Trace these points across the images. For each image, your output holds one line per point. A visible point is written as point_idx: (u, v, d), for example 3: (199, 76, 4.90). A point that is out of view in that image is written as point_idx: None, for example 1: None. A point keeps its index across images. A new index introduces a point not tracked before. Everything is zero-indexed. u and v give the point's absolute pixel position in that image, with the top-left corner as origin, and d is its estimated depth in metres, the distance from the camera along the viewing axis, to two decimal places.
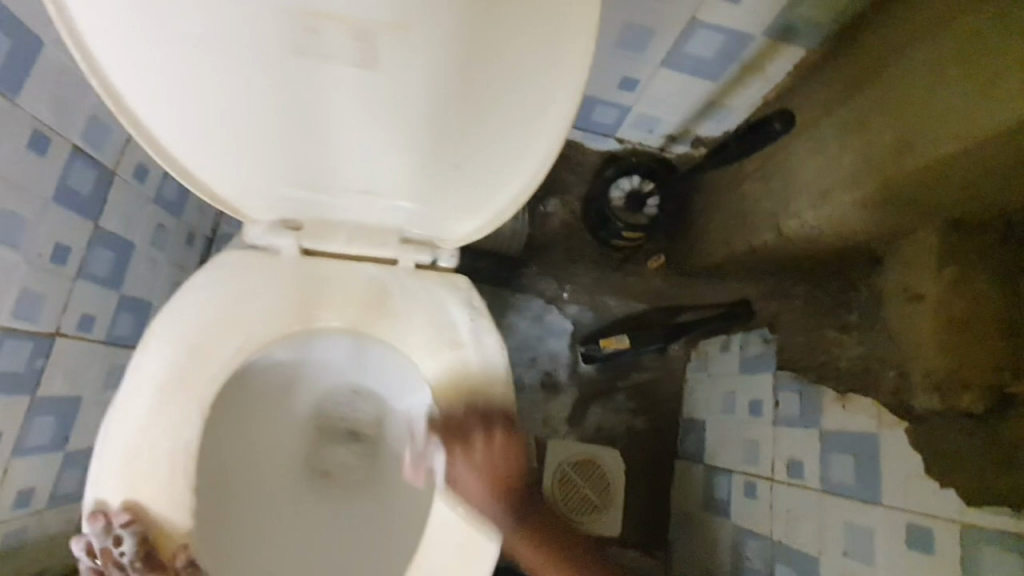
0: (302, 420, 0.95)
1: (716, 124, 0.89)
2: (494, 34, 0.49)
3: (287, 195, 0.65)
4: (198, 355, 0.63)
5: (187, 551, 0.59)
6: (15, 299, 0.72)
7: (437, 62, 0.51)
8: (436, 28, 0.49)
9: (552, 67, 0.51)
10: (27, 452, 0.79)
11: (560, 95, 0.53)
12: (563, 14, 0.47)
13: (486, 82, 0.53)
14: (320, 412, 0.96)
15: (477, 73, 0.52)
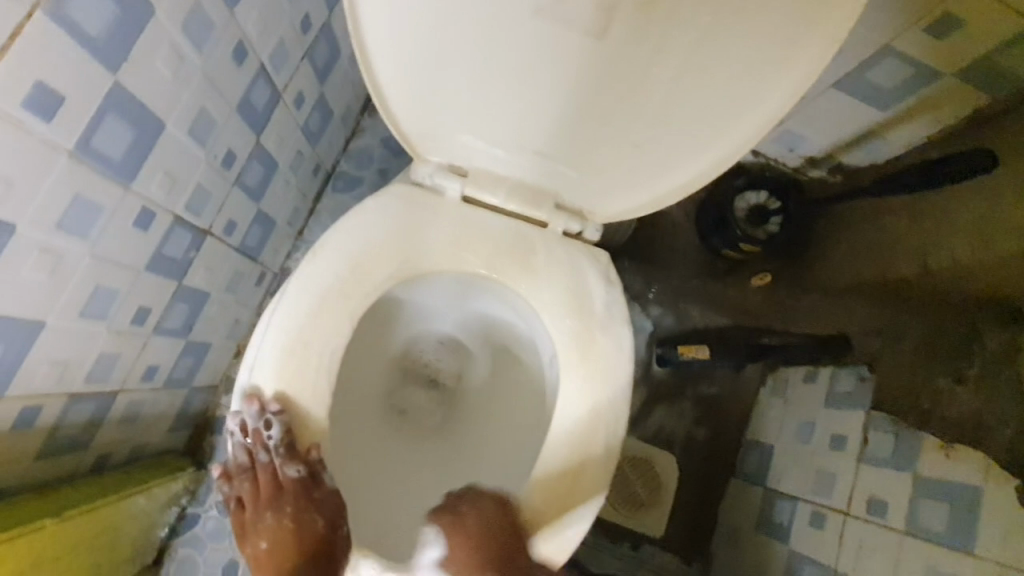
0: (391, 356, 0.98)
1: (865, 154, 0.89)
2: (734, 26, 0.52)
3: (465, 143, 0.69)
4: (359, 275, 0.69)
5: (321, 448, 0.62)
6: (192, 192, 0.78)
7: (668, 44, 0.54)
8: (683, 12, 0.51)
9: (773, 66, 0.55)
10: (164, 333, 0.85)
11: (772, 95, 0.57)
12: (815, 22, 0.51)
13: (705, 70, 0.56)
14: (408, 354, 1.00)
15: (701, 62, 0.55)
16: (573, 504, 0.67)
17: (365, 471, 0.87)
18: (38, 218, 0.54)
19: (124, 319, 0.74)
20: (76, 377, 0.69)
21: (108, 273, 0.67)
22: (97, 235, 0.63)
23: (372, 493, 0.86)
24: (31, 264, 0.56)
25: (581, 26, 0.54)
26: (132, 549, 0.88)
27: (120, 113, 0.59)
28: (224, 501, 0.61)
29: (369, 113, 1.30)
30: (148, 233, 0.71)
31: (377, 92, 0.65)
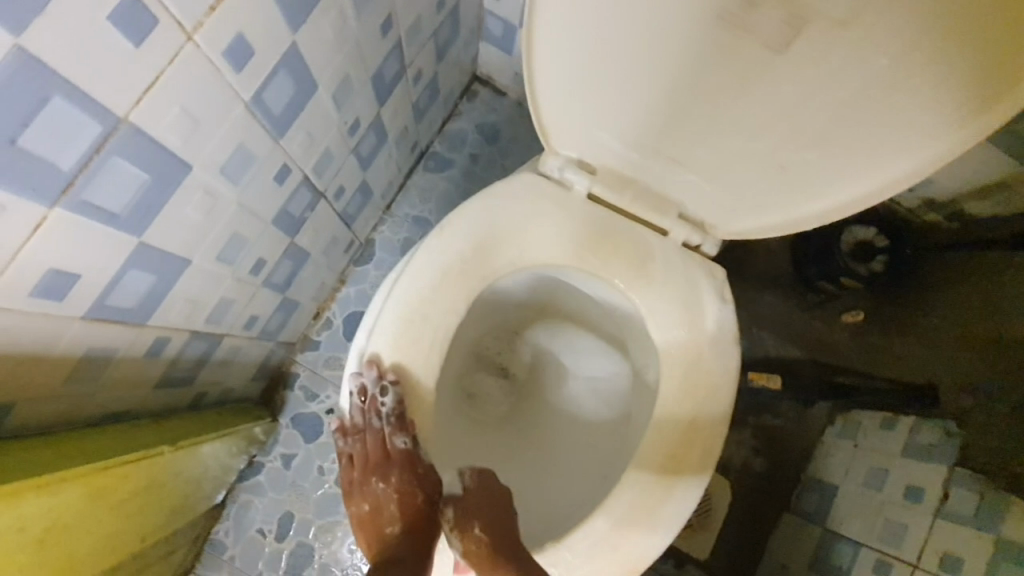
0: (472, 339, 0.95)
1: (990, 205, 0.88)
2: (926, 58, 0.50)
3: (600, 141, 0.70)
4: (481, 257, 0.70)
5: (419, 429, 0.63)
6: (322, 154, 0.80)
7: (846, 64, 0.53)
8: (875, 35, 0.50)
9: (957, 104, 0.53)
10: (270, 284, 0.88)
11: (944, 131, 0.55)
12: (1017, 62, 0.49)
13: (881, 98, 0.54)
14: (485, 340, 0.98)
15: (878, 90, 0.54)
16: (659, 511, 0.67)
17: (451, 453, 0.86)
18: (209, 160, 0.57)
19: (245, 267, 0.77)
20: (199, 317, 0.72)
21: (244, 221, 0.70)
22: (244, 185, 0.65)
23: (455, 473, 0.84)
24: (193, 204, 0.58)
25: (761, 38, 0.53)
26: (201, 495, 0.88)
27: (287, 71, 0.61)
28: (336, 456, 0.62)
29: (468, 97, 1.31)
30: (280, 188, 0.74)
31: (529, 80, 0.67)
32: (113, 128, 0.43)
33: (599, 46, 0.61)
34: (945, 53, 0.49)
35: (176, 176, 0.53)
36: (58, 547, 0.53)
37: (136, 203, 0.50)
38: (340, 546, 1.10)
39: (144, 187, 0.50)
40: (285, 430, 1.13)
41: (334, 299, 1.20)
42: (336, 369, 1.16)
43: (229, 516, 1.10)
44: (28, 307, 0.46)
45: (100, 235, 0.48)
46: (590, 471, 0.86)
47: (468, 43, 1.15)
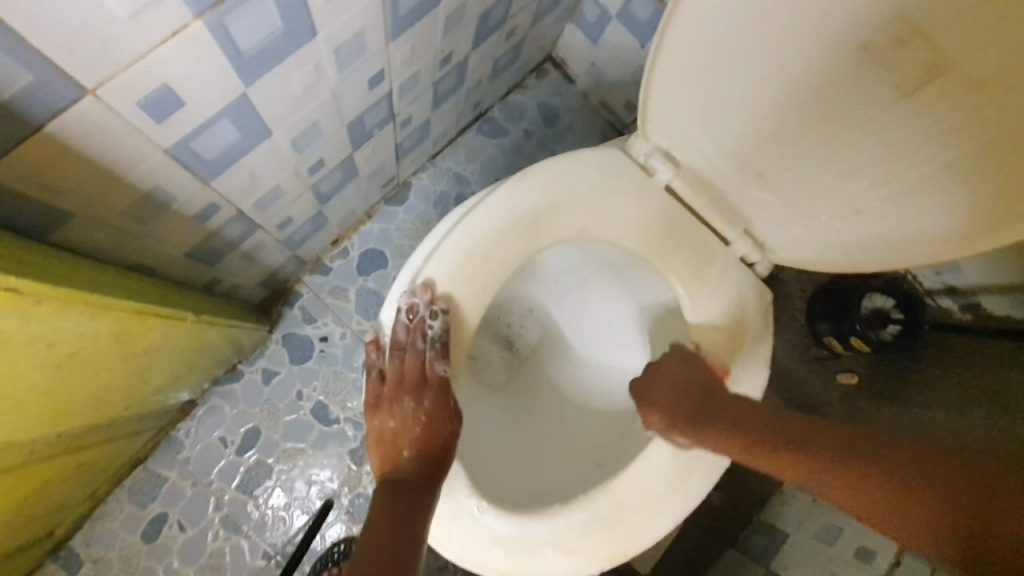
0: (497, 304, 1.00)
1: (1006, 302, 0.90)
2: None
3: (693, 140, 0.71)
4: (553, 214, 0.69)
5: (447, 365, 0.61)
6: (410, 75, 0.78)
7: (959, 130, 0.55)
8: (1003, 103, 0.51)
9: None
10: (315, 191, 0.86)
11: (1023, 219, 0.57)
12: None
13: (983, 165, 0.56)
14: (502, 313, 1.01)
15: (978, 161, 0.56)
16: (659, 505, 0.67)
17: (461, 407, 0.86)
18: (331, 36, 0.55)
19: (308, 162, 0.74)
20: (251, 197, 0.70)
21: (329, 113, 0.67)
22: (347, 75, 0.63)
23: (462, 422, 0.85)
24: (301, 75, 0.56)
25: (893, 78, 0.55)
26: (159, 395, 0.78)
27: None
28: (367, 367, 0.61)
29: (537, 74, 1.31)
30: (369, 94, 0.72)
31: (652, 57, 0.67)
32: None
33: (731, 47, 0.62)
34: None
35: (300, 39, 0.51)
36: (73, 378, 0.51)
37: (259, 49, 0.48)
38: (297, 475, 1.07)
39: (274, 37, 0.48)
40: (274, 345, 1.10)
41: (357, 230, 1.17)
42: (339, 299, 1.13)
43: (195, 416, 1.05)
44: (132, 115, 0.43)
45: (221, 70, 0.46)
46: (590, 451, 0.87)
47: (559, 20, 1.15)
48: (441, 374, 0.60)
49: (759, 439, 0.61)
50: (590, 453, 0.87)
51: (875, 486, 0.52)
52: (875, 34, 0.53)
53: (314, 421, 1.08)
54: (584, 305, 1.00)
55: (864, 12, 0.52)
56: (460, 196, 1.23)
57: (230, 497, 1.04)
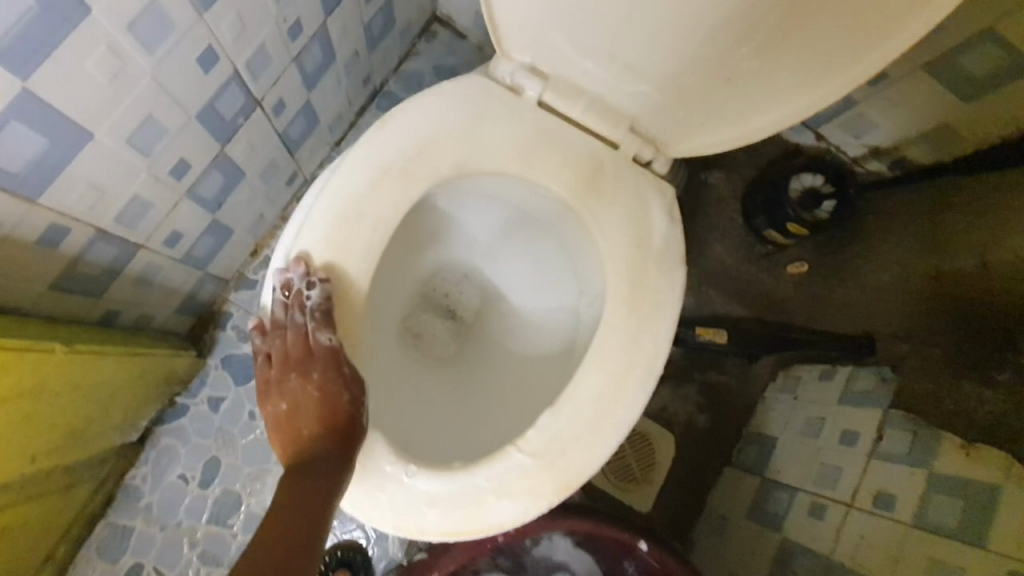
0: (422, 277, 0.96)
1: (929, 149, 0.86)
2: None
3: (551, 44, 0.66)
4: (425, 157, 0.65)
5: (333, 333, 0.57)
6: (254, 52, 0.73)
7: None
8: None
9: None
10: (195, 199, 0.81)
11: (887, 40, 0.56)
12: None
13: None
14: (431, 283, 0.97)
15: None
16: (595, 425, 0.64)
17: (394, 389, 0.82)
18: (110, 10, 0.50)
19: (164, 165, 0.70)
20: (105, 212, 0.65)
21: (161, 104, 0.63)
22: (160, 55, 0.59)
23: (393, 404, 0.80)
24: (94, 61, 0.52)
25: None
26: (79, 440, 0.75)
27: None
28: (253, 354, 0.57)
29: (426, 37, 1.26)
30: (205, 77, 0.67)
31: None
32: None
33: None
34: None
35: (73, 18, 0.48)
36: None
37: (22, 34, 0.45)
38: (271, 495, 1.04)
39: (33, 17, 0.45)
40: (214, 370, 1.06)
41: (275, 236, 1.13)
42: None
43: (148, 460, 1.02)
44: None
45: None
46: (541, 396, 0.84)
47: None
48: (326, 344, 0.56)
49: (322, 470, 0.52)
50: (541, 398, 0.83)
51: None
52: None
53: None
54: (512, 254, 0.94)
55: None
56: None
57: (204, 532, 1.01)
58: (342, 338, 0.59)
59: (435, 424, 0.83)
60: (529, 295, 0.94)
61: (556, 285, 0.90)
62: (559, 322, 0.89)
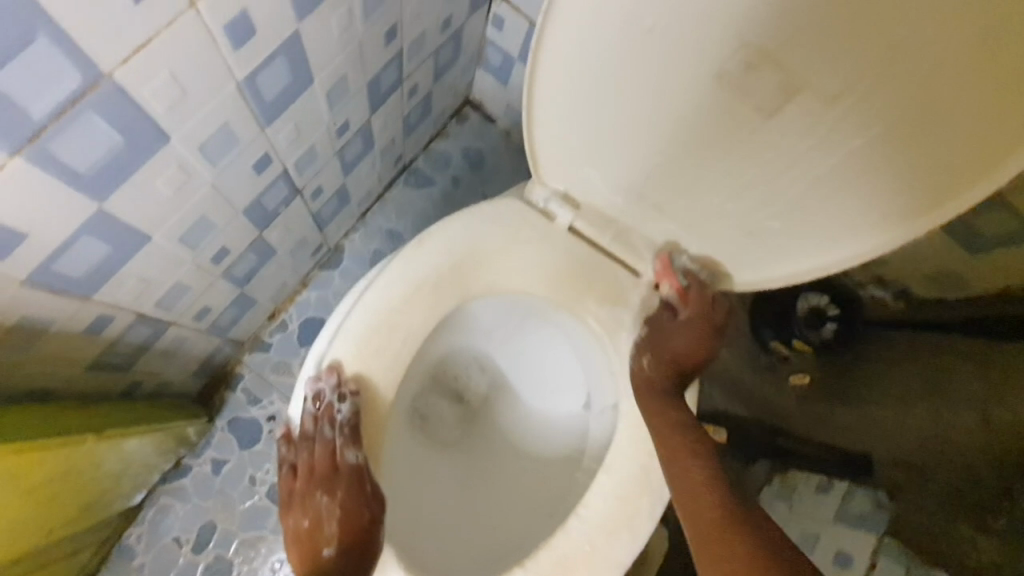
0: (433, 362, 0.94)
1: (931, 288, 0.92)
2: (896, 152, 0.52)
3: (587, 178, 0.71)
4: (459, 274, 0.69)
5: (358, 451, 0.60)
6: (304, 152, 0.78)
7: (827, 146, 0.55)
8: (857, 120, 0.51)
9: (939, 184, 0.53)
10: (228, 277, 0.84)
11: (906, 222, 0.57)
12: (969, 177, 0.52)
13: (857, 175, 0.55)
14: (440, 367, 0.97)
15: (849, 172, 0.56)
16: (603, 551, 0.66)
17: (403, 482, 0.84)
18: (190, 138, 0.54)
19: (207, 253, 0.73)
20: (148, 300, 0.68)
21: (214, 204, 0.66)
22: (223, 167, 0.63)
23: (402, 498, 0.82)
24: (167, 180, 0.55)
25: (753, 101, 0.55)
26: (88, 513, 0.75)
27: (287, 60, 0.59)
28: (279, 463, 0.61)
29: (458, 119, 1.32)
30: (258, 179, 0.72)
31: (529, 104, 0.67)
32: (96, 86, 0.41)
33: (599, 92, 0.62)
34: (931, 140, 0.50)
35: (154, 148, 0.51)
36: None
37: (107, 168, 0.47)
38: (262, 566, 1.03)
39: (117, 151, 0.47)
40: (220, 433, 1.07)
41: (294, 300, 1.15)
42: (283, 374, 1.11)
43: (144, 521, 1.01)
44: None
45: (64, 198, 0.46)
46: (544, 498, 0.86)
47: (466, 67, 1.16)
48: (350, 464, 0.59)
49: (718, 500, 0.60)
50: (544, 501, 0.86)
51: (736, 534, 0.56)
52: (724, 65, 0.53)
53: (271, 505, 1.05)
54: (526, 350, 0.95)
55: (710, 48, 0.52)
56: None
57: None
58: (360, 453, 0.61)
59: (438, 518, 0.85)
60: (540, 391, 0.96)
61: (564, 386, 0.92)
62: (566, 423, 0.91)
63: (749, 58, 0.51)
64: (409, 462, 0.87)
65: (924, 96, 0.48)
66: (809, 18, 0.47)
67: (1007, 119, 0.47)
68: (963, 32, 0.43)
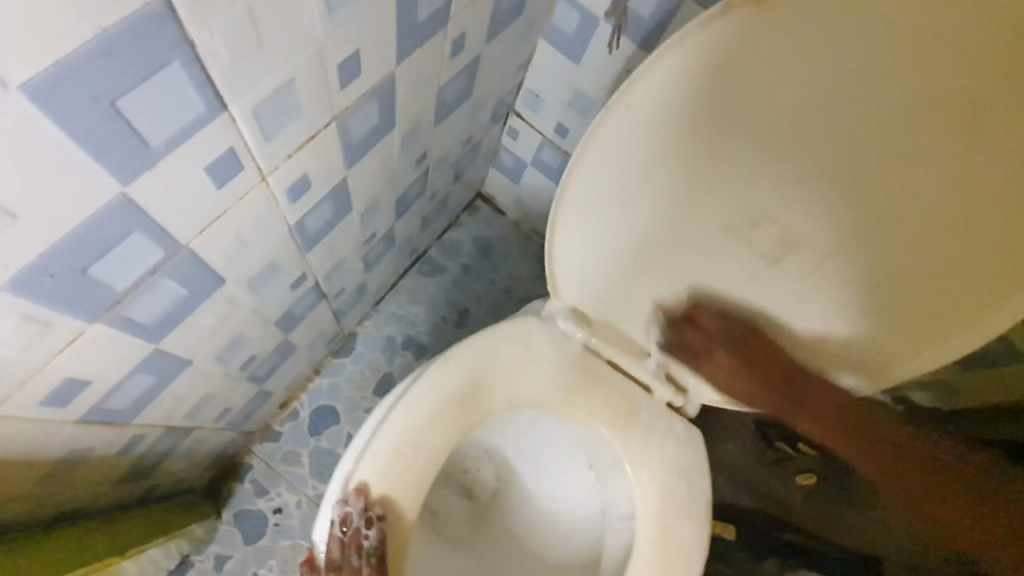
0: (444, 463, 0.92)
1: (930, 396, 0.95)
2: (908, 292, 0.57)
3: (602, 307, 0.73)
4: (480, 394, 0.71)
5: None
6: (334, 264, 0.82)
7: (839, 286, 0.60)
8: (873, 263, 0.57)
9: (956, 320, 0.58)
10: (250, 379, 0.86)
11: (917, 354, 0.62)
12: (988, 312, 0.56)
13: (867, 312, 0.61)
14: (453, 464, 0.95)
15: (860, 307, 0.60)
16: None
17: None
18: (241, 276, 0.58)
19: (237, 364, 0.76)
20: (179, 413, 0.71)
21: (251, 324, 0.70)
22: (264, 293, 0.66)
23: None
24: (213, 313, 0.59)
25: (757, 252, 0.61)
26: None
27: (331, 200, 0.64)
28: None
29: (470, 211, 1.37)
30: (292, 294, 0.75)
31: (550, 238, 0.70)
32: (171, 255, 0.45)
33: (618, 234, 0.67)
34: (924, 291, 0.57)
35: (209, 292, 0.54)
36: None
37: (164, 317, 0.51)
38: None
39: (178, 301, 0.51)
40: (227, 525, 1.07)
41: (306, 389, 1.17)
42: (292, 464, 1.11)
43: None
44: (35, 412, 0.48)
45: (126, 347, 0.50)
46: None
47: (481, 167, 1.23)
48: None
49: (837, 425, 0.66)
50: None
51: (873, 456, 0.65)
52: (731, 219, 0.60)
53: None
54: (540, 447, 0.93)
55: (721, 202, 0.59)
56: (407, 339, 1.25)
57: None
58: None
59: None
60: (552, 493, 0.94)
61: (576, 489, 0.91)
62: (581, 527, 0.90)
63: (749, 214, 0.59)
64: (438, 571, 0.86)
65: (940, 242, 0.54)
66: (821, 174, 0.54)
67: (1014, 270, 0.53)
68: (935, 206, 0.52)
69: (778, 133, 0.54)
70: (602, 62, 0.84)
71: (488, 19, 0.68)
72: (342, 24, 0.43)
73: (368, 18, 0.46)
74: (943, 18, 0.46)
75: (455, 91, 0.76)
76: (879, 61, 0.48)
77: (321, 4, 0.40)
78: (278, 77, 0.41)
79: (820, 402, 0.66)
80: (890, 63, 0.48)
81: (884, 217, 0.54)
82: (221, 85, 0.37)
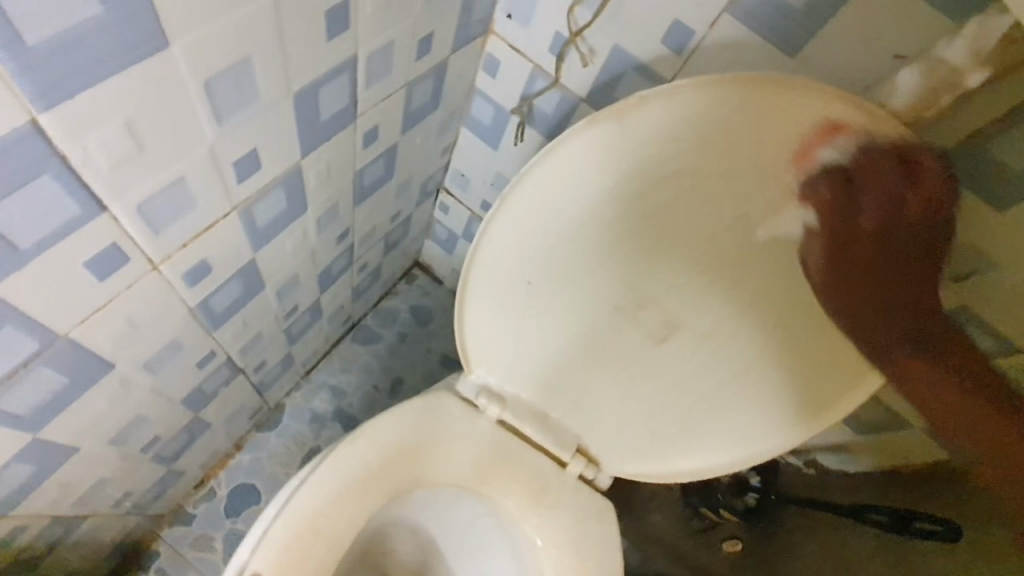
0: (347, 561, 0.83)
1: (837, 460, 0.98)
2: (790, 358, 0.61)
3: (515, 382, 0.74)
4: (390, 475, 0.72)
5: None
6: (249, 340, 0.82)
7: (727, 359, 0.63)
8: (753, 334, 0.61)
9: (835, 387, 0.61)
10: (156, 460, 0.83)
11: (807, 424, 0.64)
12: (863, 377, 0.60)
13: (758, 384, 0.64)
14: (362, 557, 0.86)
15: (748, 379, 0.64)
16: None
17: None
18: (136, 358, 0.58)
19: (137, 446, 0.73)
20: (65, 500, 0.67)
21: (153, 404, 0.68)
22: (165, 373, 0.66)
23: None
24: (104, 397, 0.58)
25: (646, 329, 0.65)
26: None
27: (239, 281, 0.66)
28: None
29: (406, 279, 1.39)
30: (200, 371, 0.74)
31: (460, 322, 0.71)
32: (49, 342, 0.45)
33: (525, 313, 0.69)
34: (792, 368, 0.62)
35: (98, 377, 0.54)
36: None
37: (41, 404, 0.50)
38: None
39: (58, 388, 0.50)
40: None
41: (224, 465, 1.12)
42: (201, 550, 1.06)
43: None
44: None
45: None
46: None
47: (415, 239, 1.26)
48: None
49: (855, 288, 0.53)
50: None
51: (908, 279, 0.52)
52: (620, 297, 0.64)
53: None
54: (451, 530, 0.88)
55: (609, 281, 0.63)
56: (337, 411, 1.23)
57: None
58: None
59: None
60: None
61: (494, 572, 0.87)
62: None
63: (644, 293, 0.63)
64: None
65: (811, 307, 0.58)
66: (698, 253, 0.59)
67: None
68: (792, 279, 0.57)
69: (661, 228, 0.59)
70: (516, 150, 0.91)
71: (401, 114, 0.74)
72: (236, 130, 0.47)
73: (264, 122, 0.49)
74: (776, 132, 0.52)
75: (374, 176, 0.81)
76: (732, 167, 0.54)
77: (212, 115, 0.43)
78: (167, 177, 0.44)
79: (896, 287, 0.52)
80: (755, 174, 0.54)
81: (753, 300, 0.60)
82: (97, 187, 0.39)
